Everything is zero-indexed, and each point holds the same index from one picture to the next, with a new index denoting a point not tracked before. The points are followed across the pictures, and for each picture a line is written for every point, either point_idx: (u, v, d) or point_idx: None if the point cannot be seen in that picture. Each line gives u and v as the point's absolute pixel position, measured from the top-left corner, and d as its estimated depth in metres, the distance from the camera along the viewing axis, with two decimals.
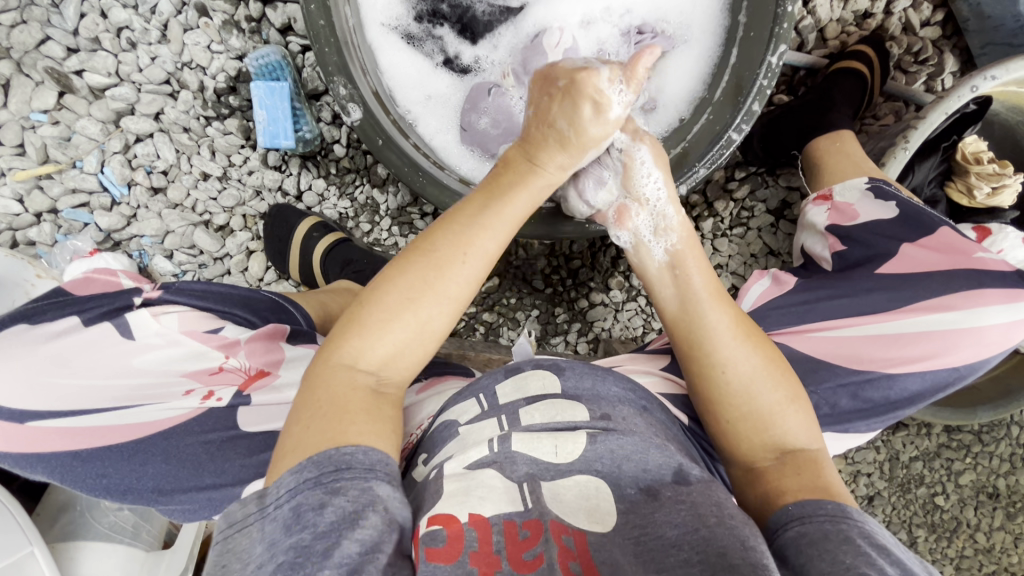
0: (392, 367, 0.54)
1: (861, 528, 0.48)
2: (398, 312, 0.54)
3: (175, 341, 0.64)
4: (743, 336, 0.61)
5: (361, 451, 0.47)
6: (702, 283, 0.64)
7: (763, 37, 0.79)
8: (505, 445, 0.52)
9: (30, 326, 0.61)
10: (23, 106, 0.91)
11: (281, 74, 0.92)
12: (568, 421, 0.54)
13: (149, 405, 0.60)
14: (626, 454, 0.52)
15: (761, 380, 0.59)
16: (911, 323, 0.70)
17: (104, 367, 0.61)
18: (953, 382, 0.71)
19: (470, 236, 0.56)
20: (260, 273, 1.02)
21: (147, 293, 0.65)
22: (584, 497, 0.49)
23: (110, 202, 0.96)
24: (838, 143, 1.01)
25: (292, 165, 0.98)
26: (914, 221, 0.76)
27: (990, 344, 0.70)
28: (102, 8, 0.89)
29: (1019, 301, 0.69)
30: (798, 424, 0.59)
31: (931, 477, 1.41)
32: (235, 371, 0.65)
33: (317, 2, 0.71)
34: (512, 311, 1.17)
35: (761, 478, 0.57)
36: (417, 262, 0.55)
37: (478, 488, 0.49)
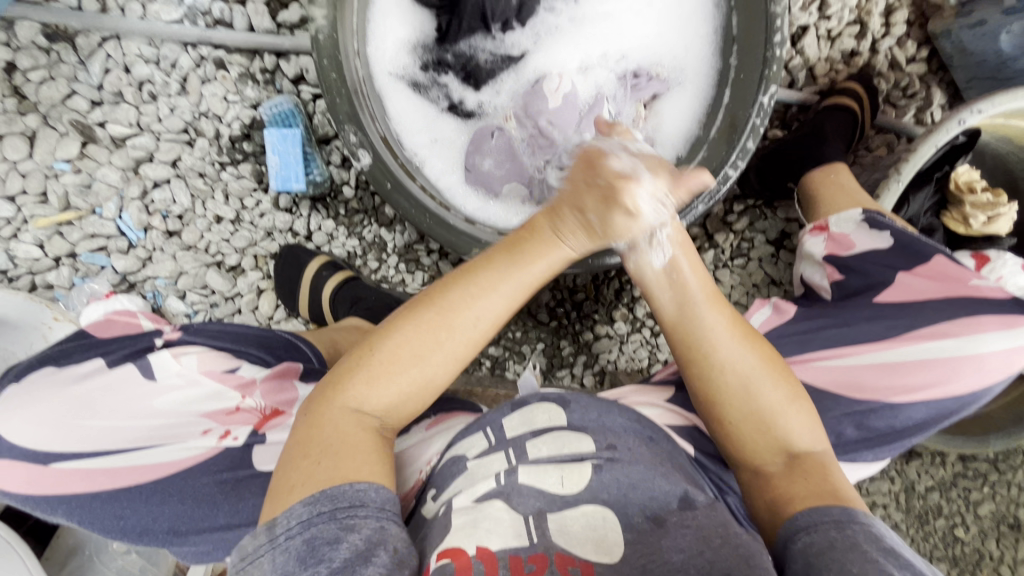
0: (393, 414, 0.57)
1: (866, 533, 0.50)
2: (412, 364, 0.57)
3: (194, 382, 0.65)
4: (743, 338, 0.64)
5: (372, 488, 0.49)
6: (699, 289, 0.65)
7: (754, 78, 0.85)
8: (511, 478, 0.54)
9: (56, 369, 0.63)
10: (48, 156, 0.95)
11: (293, 121, 0.97)
12: (574, 453, 0.55)
13: (169, 446, 0.61)
14: (632, 482, 0.53)
15: (761, 379, 0.62)
16: (914, 351, 0.70)
17: (124, 409, 0.61)
18: (956, 411, 0.71)
19: (486, 297, 0.59)
20: (270, 312, 1.04)
21: (168, 335, 0.68)
22: (591, 527, 0.50)
23: (126, 245, 0.99)
24: (832, 174, 1.04)
25: (302, 207, 1.02)
26: (910, 249, 0.77)
27: (992, 372, 0.70)
28: (125, 63, 0.94)
29: (1018, 327, 0.69)
30: (801, 424, 0.62)
31: (949, 508, 1.38)
32: (251, 410, 0.66)
33: (329, 56, 0.76)
34: (518, 344, 1.18)
35: (768, 484, 0.60)
36: (432, 319, 0.57)
37: (485, 521, 0.50)
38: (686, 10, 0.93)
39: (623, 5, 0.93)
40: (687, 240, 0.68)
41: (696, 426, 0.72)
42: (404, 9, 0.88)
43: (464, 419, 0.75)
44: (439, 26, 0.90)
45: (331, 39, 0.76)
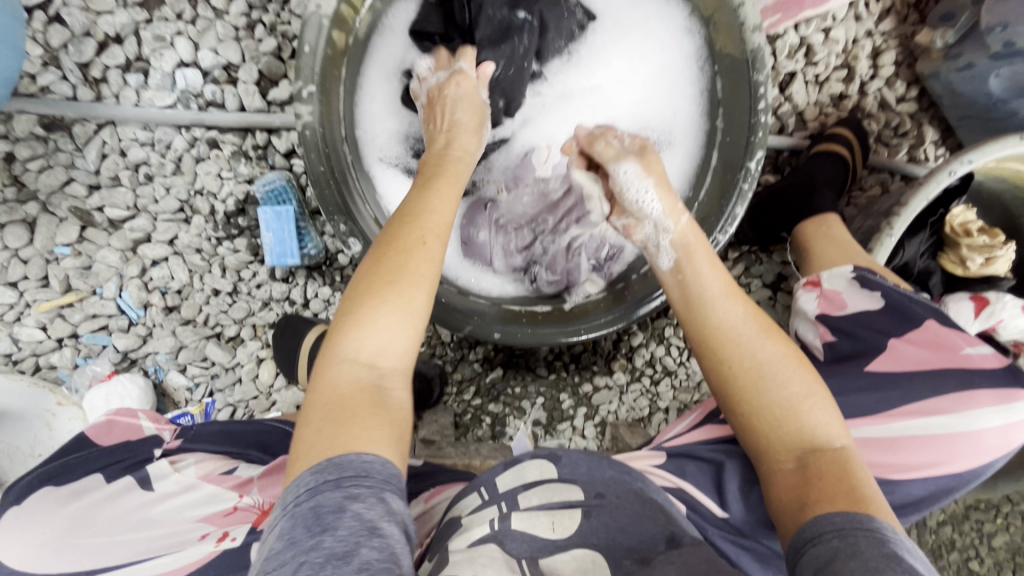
0: (386, 359, 0.57)
1: (871, 538, 0.51)
2: (380, 297, 0.57)
3: (192, 486, 0.66)
4: (763, 330, 0.68)
5: (378, 459, 0.49)
6: (713, 285, 0.71)
7: (740, 142, 0.85)
8: (504, 524, 0.58)
9: (55, 487, 0.64)
10: (48, 243, 0.96)
11: (287, 197, 0.98)
12: (564, 501, 0.61)
13: (167, 556, 0.59)
14: (620, 526, 0.59)
15: (780, 368, 0.65)
16: (911, 426, 0.71)
17: (122, 523, 0.61)
18: (958, 487, 0.71)
19: (427, 224, 0.62)
20: (270, 380, 1.05)
21: (168, 443, 0.70)
22: (581, 568, 0.55)
23: (127, 323, 1.00)
24: (824, 226, 1.05)
25: (299, 276, 1.03)
26: (901, 313, 0.78)
27: (989, 447, 0.71)
28: (121, 148, 0.96)
29: (1010, 402, 0.71)
30: (826, 418, 0.62)
31: (963, 541, 1.37)
32: (249, 509, 0.64)
33: (314, 148, 0.76)
34: (518, 400, 1.18)
35: (783, 477, 0.61)
36: (386, 252, 0.60)
37: (482, 556, 0.53)
38: (671, 74, 0.92)
39: (609, 74, 0.93)
40: (698, 236, 0.75)
41: (683, 489, 0.75)
42: (393, 104, 0.88)
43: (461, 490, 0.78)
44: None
45: (318, 133, 0.76)
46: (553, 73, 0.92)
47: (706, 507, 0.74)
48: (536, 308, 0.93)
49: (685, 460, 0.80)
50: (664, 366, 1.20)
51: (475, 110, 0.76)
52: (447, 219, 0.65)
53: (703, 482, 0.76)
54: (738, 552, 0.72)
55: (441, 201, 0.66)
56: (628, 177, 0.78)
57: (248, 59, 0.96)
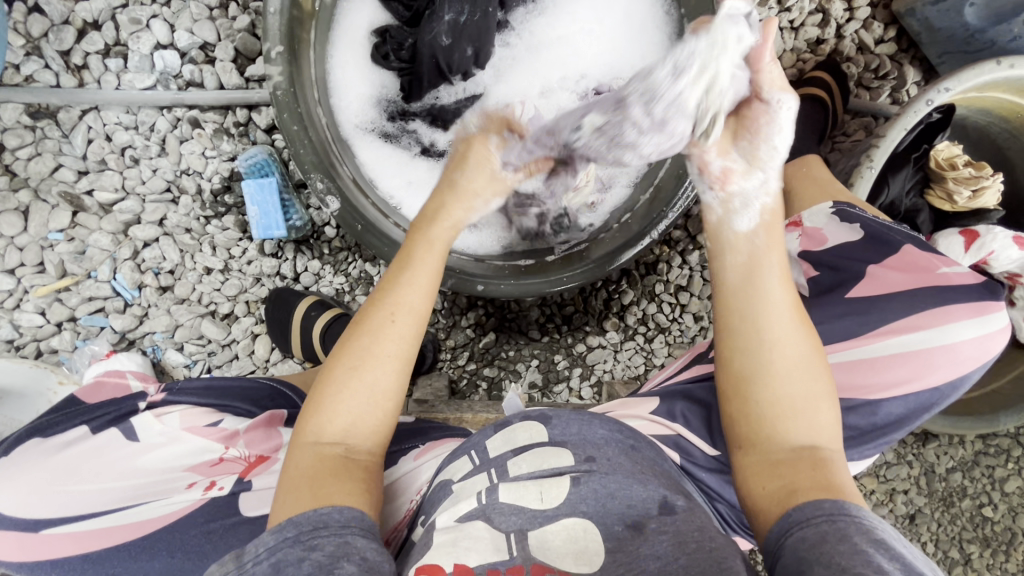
0: (355, 434, 0.57)
1: (857, 523, 0.50)
2: (347, 383, 0.58)
3: (177, 438, 0.67)
4: (796, 318, 0.62)
5: (335, 510, 0.50)
6: (773, 268, 0.63)
7: None
8: (491, 497, 0.55)
9: (42, 439, 0.66)
10: (42, 229, 0.99)
11: (269, 170, 0.99)
12: (553, 468, 0.56)
13: (154, 501, 0.61)
14: (610, 492, 0.54)
15: (808, 409, 0.59)
16: (885, 346, 0.70)
17: (109, 470, 0.64)
18: (938, 402, 0.70)
19: (401, 299, 0.61)
20: (265, 355, 1.07)
21: (152, 396, 0.71)
22: (572, 540, 0.52)
23: (123, 305, 1.03)
24: (805, 167, 1.03)
25: (288, 250, 1.05)
26: (880, 241, 0.77)
27: (967, 360, 0.69)
28: (106, 132, 0.98)
29: (986, 314, 0.69)
30: (825, 423, 0.59)
31: (974, 487, 1.35)
32: (235, 460, 0.66)
33: (288, 109, 0.78)
34: (512, 363, 1.19)
35: (767, 472, 0.58)
36: (359, 337, 0.59)
37: (466, 539, 0.52)
38: (638, 21, 0.92)
39: (575, 25, 0.93)
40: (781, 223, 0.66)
41: (681, 435, 0.73)
42: (363, 68, 0.90)
43: (453, 445, 0.76)
44: (403, 86, 0.90)
45: (289, 92, 0.77)
46: (520, 22, 0.92)
47: (698, 450, 0.73)
48: (519, 262, 0.95)
49: (676, 401, 0.78)
50: (656, 323, 1.21)
51: (482, 171, 0.71)
52: (428, 282, 0.64)
53: (693, 424, 0.75)
54: (722, 485, 0.71)
55: (411, 276, 0.63)
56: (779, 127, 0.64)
57: (223, 37, 0.98)
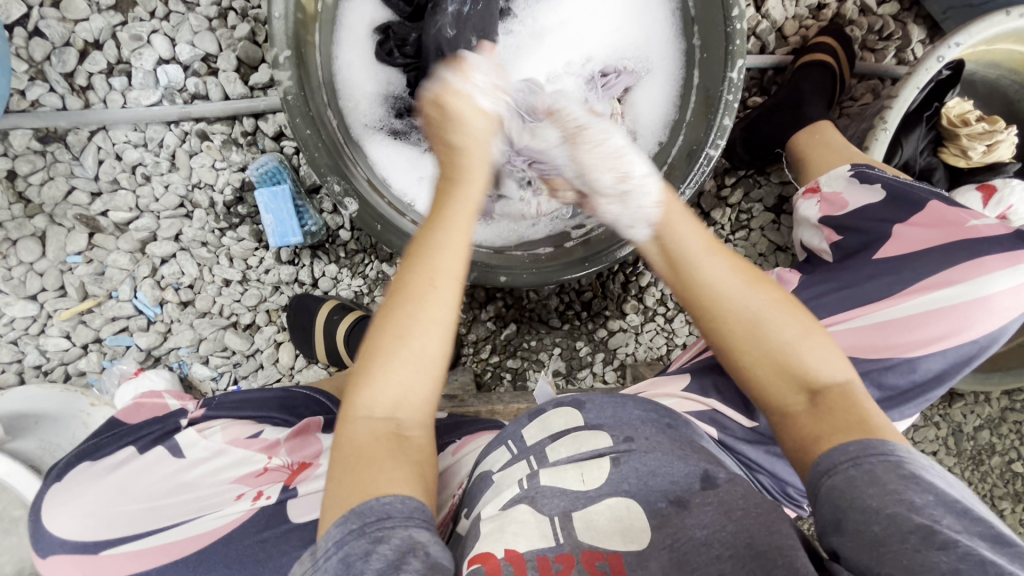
0: (403, 407, 0.56)
1: (886, 461, 0.48)
2: (395, 359, 0.56)
3: (221, 451, 0.67)
4: (742, 275, 0.61)
5: (398, 500, 0.50)
6: (692, 240, 0.62)
7: (719, 55, 0.84)
8: (533, 482, 0.55)
9: (91, 462, 0.66)
10: (60, 253, 0.99)
11: (281, 177, 1.00)
12: (593, 449, 0.56)
13: (205, 515, 0.62)
14: (651, 470, 0.54)
15: (800, 347, 0.57)
16: (919, 304, 0.69)
17: (160, 487, 0.64)
18: (978, 354, 0.69)
19: (433, 267, 0.58)
20: (290, 362, 1.07)
21: (192, 413, 0.71)
22: (616, 519, 0.51)
23: (147, 322, 1.03)
24: (818, 134, 1.03)
25: (304, 257, 1.05)
26: (904, 199, 0.75)
27: (1003, 311, 0.68)
28: (116, 151, 0.98)
29: (1020, 263, 0.67)
30: (822, 356, 0.57)
31: (1003, 444, 1.35)
32: (280, 468, 0.67)
33: (300, 113, 0.77)
34: (535, 353, 1.19)
35: (795, 421, 0.56)
36: (398, 305, 0.57)
37: (511, 524, 0.51)
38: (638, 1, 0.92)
39: (577, 8, 0.92)
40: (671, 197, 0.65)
41: (717, 409, 0.74)
42: (368, 66, 0.89)
43: (490, 437, 0.75)
44: (409, 81, 0.90)
45: (300, 96, 0.77)
46: (522, 10, 0.91)
47: (736, 424, 0.73)
48: (538, 251, 0.95)
49: (709, 377, 0.78)
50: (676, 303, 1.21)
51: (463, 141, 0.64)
52: (465, 238, 0.61)
53: (728, 396, 0.75)
54: (771, 461, 0.72)
55: (446, 239, 0.60)
56: (595, 147, 0.67)
57: (225, 48, 0.97)
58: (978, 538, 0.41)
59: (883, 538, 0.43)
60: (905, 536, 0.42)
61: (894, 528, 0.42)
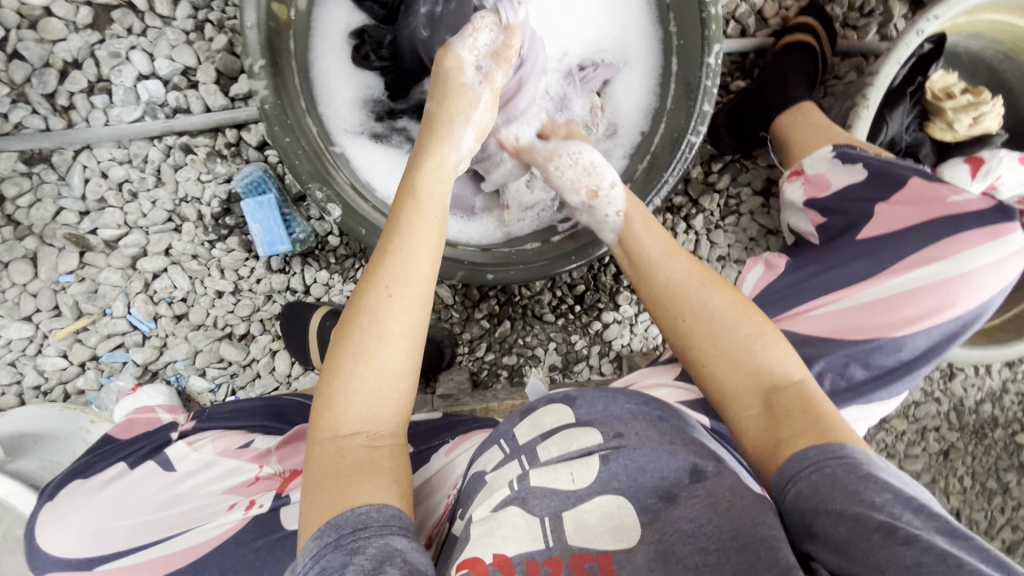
0: (372, 420, 0.57)
1: (846, 463, 0.50)
2: (362, 367, 0.57)
3: (212, 463, 0.68)
4: (700, 276, 0.67)
5: (373, 509, 0.51)
6: (653, 247, 0.71)
7: (696, 41, 0.84)
8: (523, 483, 0.55)
9: (83, 480, 0.67)
10: (52, 273, 1.00)
11: (266, 187, 1.00)
12: (582, 449, 0.56)
13: (199, 526, 0.62)
14: (640, 466, 0.54)
15: (755, 346, 0.61)
16: (902, 283, 0.69)
17: (152, 502, 0.65)
18: (964, 330, 0.69)
19: (397, 272, 0.59)
20: (287, 370, 1.07)
21: (182, 425, 0.72)
22: (607, 517, 0.52)
23: (142, 337, 1.04)
24: (800, 116, 1.03)
25: (294, 264, 1.05)
26: (886, 177, 0.75)
27: (986, 285, 0.68)
28: (101, 169, 0.99)
29: (1004, 236, 0.67)
30: (777, 355, 0.61)
31: (1005, 416, 1.35)
32: (272, 476, 0.67)
33: (278, 121, 0.77)
34: (530, 348, 1.19)
35: (751, 425, 0.58)
36: (363, 314, 0.58)
37: (501, 527, 0.51)
38: None
39: (551, 2, 0.92)
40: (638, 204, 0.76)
41: (707, 397, 0.74)
42: (345, 73, 0.90)
43: (483, 436, 0.76)
44: (387, 84, 0.90)
45: (277, 105, 0.77)
46: None
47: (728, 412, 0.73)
48: (525, 246, 0.95)
49: None
50: None
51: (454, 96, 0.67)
52: (427, 250, 0.61)
53: None
54: None
55: (410, 244, 0.60)
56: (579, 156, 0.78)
57: (203, 60, 0.97)
58: (933, 531, 0.43)
59: (850, 537, 0.44)
60: (868, 533, 0.43)
61: (859, 526, 0.44)
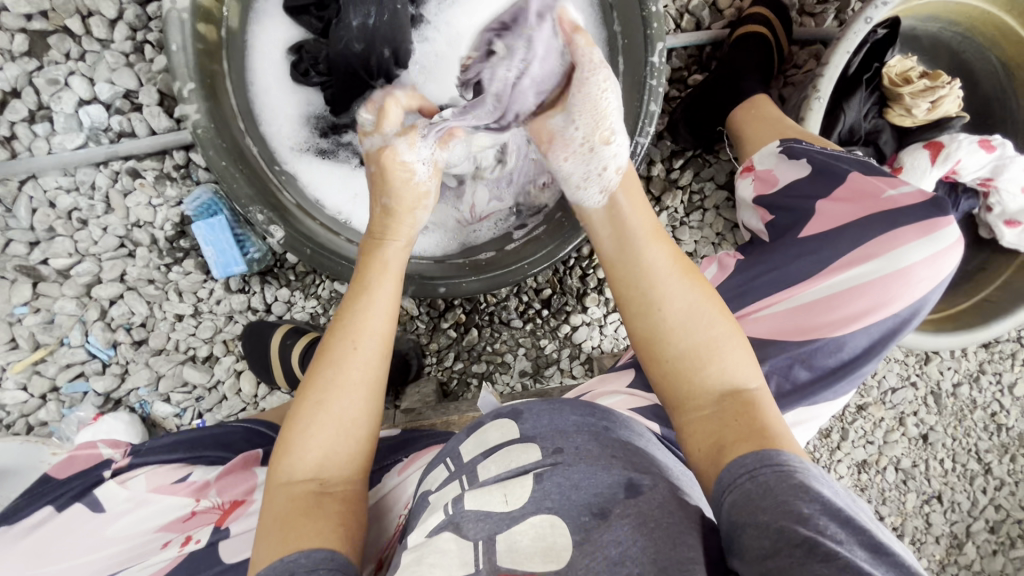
0: (326, 467, 0.57)
1: (779, 471, 0.47)
2: (319, 417, 0.57)
3: (144, 501, 0.68)
4: (675, 266, 0.62)
5: (304, 554, 0.50)
6: (638, 224, 0.65)
7: (639, 40, 0.83)
8: (458, 507, 0.55)
9: (8, 527, 0.66)
10: (6, 305, 0.99)
11: (218, 208, 0.99)
12: (519, 467, 0.56)
13: (129, 567, 0.62)
14: (575, 483, 0.53)
15: (718, 346, 0.58)
16: (840, 281, 0.69)
17: (82, 545, 0.65)
18: (902, 327, 0.69)
19: (359, 326, 0.61)
20: (253, 391, 1.06)
21: (116, 462, 0.71)
22: (539, 538, 0.51)
23: (101, 366, 1.03)
24: (754, 110, 1.02)
25: (254, 283, 1.04)
26: (826, 173, 0.74)
27: (922, 281, 0.68)
28: (49, 199, 0.98)
29: (935, 231, 0.67)
30: (736, 358, 0.58)
31: (984, 397, 1.34)
32: (209, 509, 0.68)
33: (213, 146, 0.75)
34: (499, 355, 1.18)
35: (700, 428, 0.56)
36: (326, 367, 0.60)
37: (430, 554, 0.51)
38: None
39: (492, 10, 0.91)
40: (634, 186, 0.68)
41: (658, 404, 0.73)
42: (288, 89, 0.88)
43: (435, 453, 0.75)
44: (328, 99, 0.88)
45: (211, 129, 0.75)
46: (435, 14, 0.91)
47: None
48: (479, 255, 0.95)
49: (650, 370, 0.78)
50: None
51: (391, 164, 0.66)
52: (388, 303, 0.63)
53: None
54: None
55: (372, 298, 0.63)
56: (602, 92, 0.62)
57: (145, 82, 0.96)
58: (856, 546, 0.42)
59: (773, 552, 0.42)
60: (791, 550, 0.41)
61: (783, 542, 0.42)
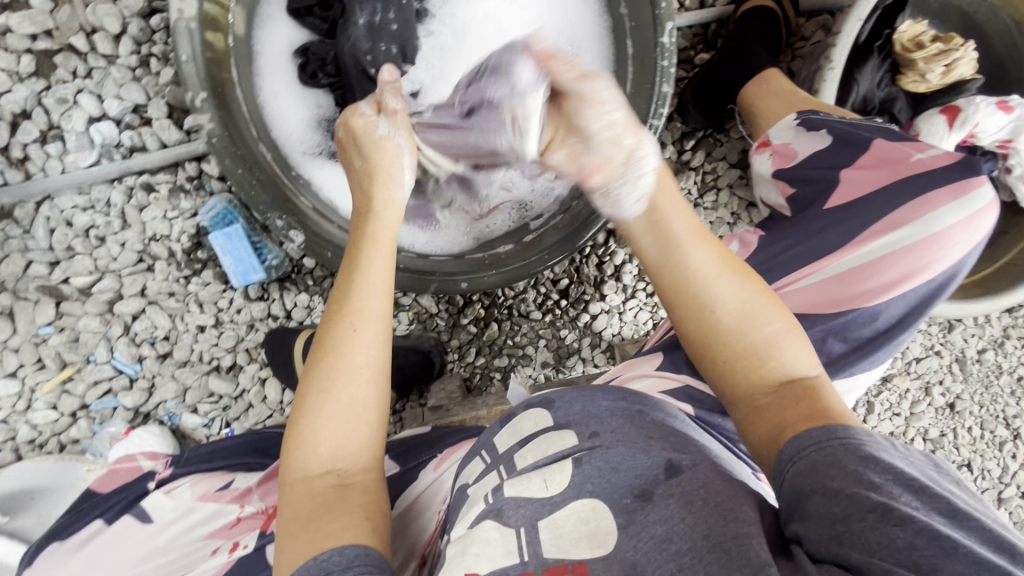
0: (343, 457, 0.55)
1: (858, 446, 0.46)
2: (326, 407, 0.55)
3: (189, 510, 0.69)
4: (724, 265, 0.60)
5: (337, 552, 0.48)
6: (683, 225, 0.61)
7: (648, 20, 0.81)
8: (497, 496, 0.54)
9: (60, 542, 0.68)
10: (30, 326, 1.00)
11: (232, 218, 0.99)
12: (558, 452, 0.56)
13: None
14: (614, 466, 0.53)
15: (780, 341, 0.57)
16: (873, 249, 0.68)
17: (131, 557, 0.66)
18: (940, 292, 0.68)
19: (358, 305, 0.58)
20: (278, 397, 1.07)
21: (160, 473, 0.73)
22: (583, 522, 0.50)
23: (129, 381, 1.03)
24: (765, 84, 1.00)
25: (273, 291, 1.05)
26: (849, 141, 0.74)
27: (957, 245, 0.67)
28: (65, 218, 0.98)
29: (966, 194, 0.67)
30: (799, 352, 0.57)
31: (1009, 363, 1.32)
32: (254, 515, 0.69)
33: (228, 153, 0.75)
34: (520, 348, 1.18)
35: (764, 417, 0.54)
36: (327, 358, 0.57)
37: (474, 545, 0.50)
38: None
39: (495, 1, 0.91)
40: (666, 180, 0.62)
41: (690, 385, 0.73)
42: (295, 92, 0.88)
43: (469, 447, 0.75)
44: (337, 101, 0.88)
45: (225, 138, 0.75)
46: (440, 9, 0.91)
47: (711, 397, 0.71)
48: (498, 249, 0.94)
49: (678, 353, 0.78)
50: None
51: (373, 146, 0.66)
52: (383, 283, 0.61)
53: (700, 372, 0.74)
54: None
55: (370, 277, 0.60)
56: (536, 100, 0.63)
57: (153, 95, 0.96)
58: (929, 511, 0.41)
59: (842, 517, 0.42)
60: (862, 515, 0.41)
61: (854, 507, 0.42)
